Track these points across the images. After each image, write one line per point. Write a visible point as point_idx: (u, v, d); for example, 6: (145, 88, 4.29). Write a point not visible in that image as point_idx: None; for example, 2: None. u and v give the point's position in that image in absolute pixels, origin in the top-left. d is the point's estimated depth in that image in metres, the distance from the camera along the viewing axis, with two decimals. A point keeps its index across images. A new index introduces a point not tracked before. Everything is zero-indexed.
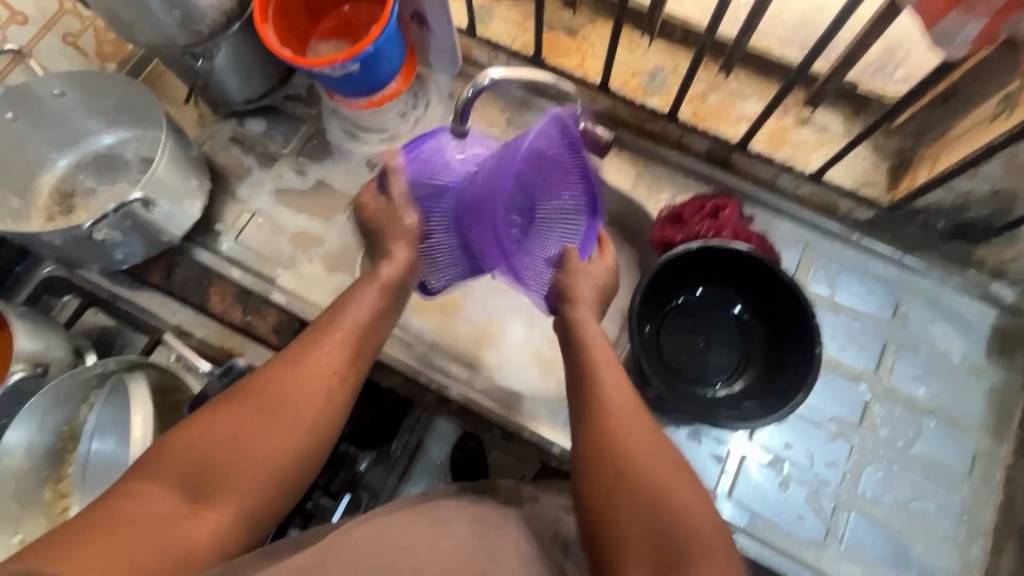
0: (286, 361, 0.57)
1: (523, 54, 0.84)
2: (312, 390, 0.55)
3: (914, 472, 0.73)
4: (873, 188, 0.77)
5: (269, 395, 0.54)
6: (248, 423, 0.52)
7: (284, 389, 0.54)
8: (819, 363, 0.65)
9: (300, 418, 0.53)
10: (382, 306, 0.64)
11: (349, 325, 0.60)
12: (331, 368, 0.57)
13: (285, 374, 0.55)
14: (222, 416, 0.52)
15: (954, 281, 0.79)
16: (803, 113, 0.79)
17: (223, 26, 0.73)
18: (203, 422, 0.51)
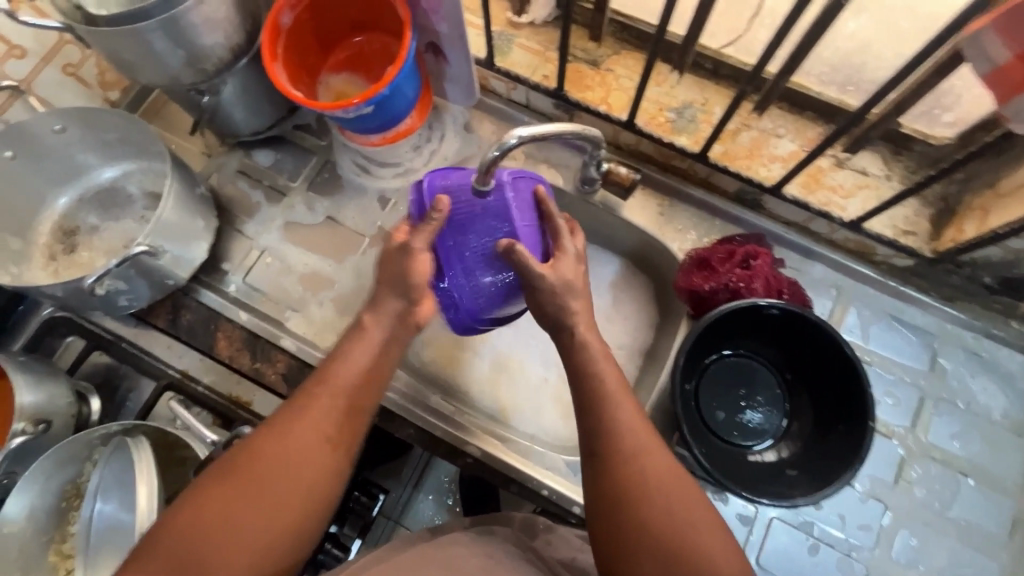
0: (276, 422, 0.52)
1: (544, 87, 0.80)
2: (302, 456, 0.51)
3: (950, 537, 0.70)
4: (914, 236, 0.73)
5: (252, 465, 0.50)
6: (235, 501, 0.48)
7: (269, 459, 0.50)
8: (872, 437, 0.62)
9: (289, 491, 0.50)
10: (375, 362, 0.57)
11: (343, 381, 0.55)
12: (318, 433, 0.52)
13: (278, 437, 0.51)
14: (211, 495, 0.48)
15: (997, 333, 0.75)
16: (841, 154, 0.75)
17: (230, 62, 0.70)
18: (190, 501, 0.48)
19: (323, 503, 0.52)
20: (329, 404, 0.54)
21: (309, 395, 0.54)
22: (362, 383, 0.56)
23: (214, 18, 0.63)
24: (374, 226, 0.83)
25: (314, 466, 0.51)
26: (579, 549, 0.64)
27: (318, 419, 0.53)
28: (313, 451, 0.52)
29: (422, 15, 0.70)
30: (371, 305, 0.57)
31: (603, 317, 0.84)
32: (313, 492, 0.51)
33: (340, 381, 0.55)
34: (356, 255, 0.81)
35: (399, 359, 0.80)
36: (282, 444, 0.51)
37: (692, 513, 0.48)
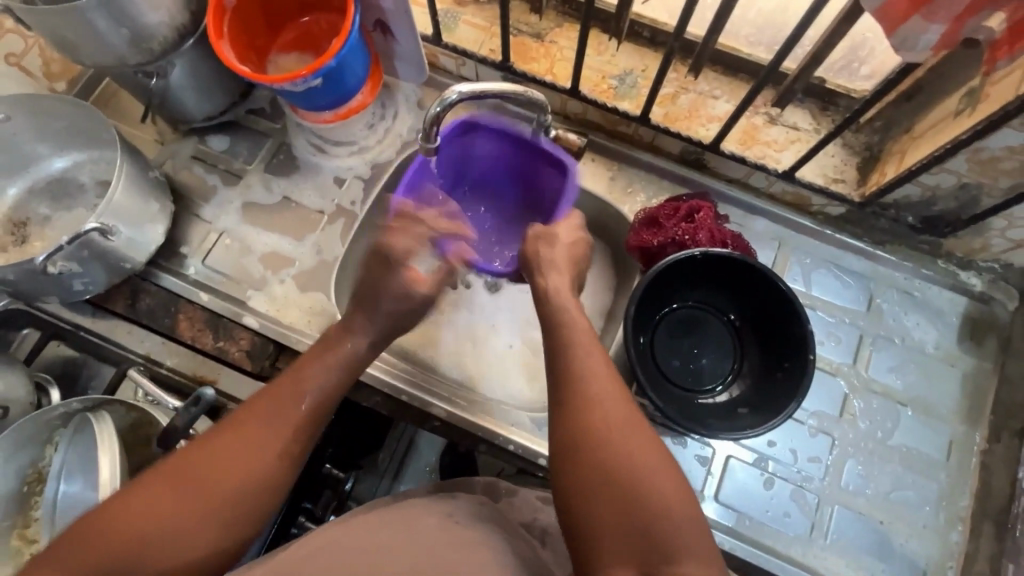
0: (235, 428, 0.53)
1: (490, 60, 0.82)
2: (254, 467, 0.52)
3: (894, 463, 0.75)
4: (843, 184, 0.78)
5: (205, 471, 0.50)
6: (182, 502, 0.48)
7: (222, 467, 0.50)
8: (811, 370, 0.66)
9: (236, 499, 0.50)
10: (337, 380, 0.61)
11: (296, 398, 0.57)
12: (275, 447, 0.53)
13: (223, 444, 0.52)
14: (154, 495, 0.47)
15: (926, 272, 0.80)
16: (772, 111, 0.79)
17: (177, 42, 0.71)
18: (134, 494, 0.47)
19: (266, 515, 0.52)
20: (288, 417, 0.55)
21: (269, 406, 0.55)
22: (322, 399, 0.59)
23: None
24: (333, 203, 0.84)
25: (264, 479, 0.52)
26: (539, 508, 0.66)
27: (277, 430, 0.54)
28: (265, 462, 0.52)
29: None
30: (350, 328, 0.64)
31: None
32: (260, 498, 0.52)
33: (299, 395, 0.57)
34: (316, 232, 0.83)
35: None
36: (228, 452, 0.51)
37: (659, 485, 0.47)
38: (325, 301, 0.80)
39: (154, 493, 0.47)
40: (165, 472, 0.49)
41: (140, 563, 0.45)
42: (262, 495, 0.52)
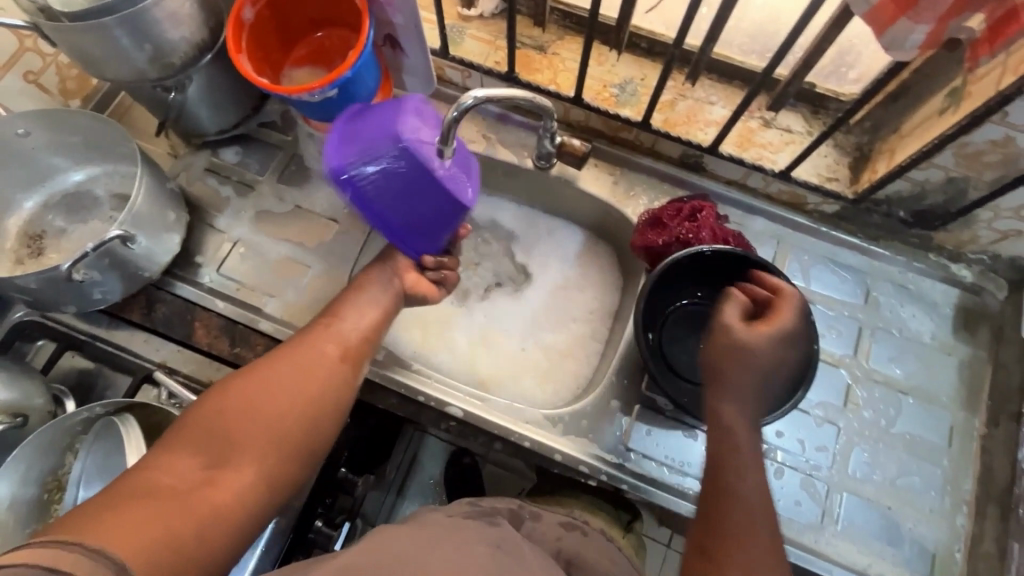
0: (294, 346, 0.62)
1: (496, 71, 0.86)
2: (316, 367, 0.61)
3: (899, 450, 0.77)
4: (837, 182, 0.81)
5: (277, 377, 0.58)
6: (260, 397, 0.56)
7: (291, 373, 0.59)
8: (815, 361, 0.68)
9: (305, 391, 0.59)
10: (379, 307, 0.70)
11: (336, 333, 0.65)
12: (331, 353, 0.63)
13: (277, 370, 0.59)
14: (236, 394, 0.56)
15: (918, 265, 0.84)
16: (767, 115, 0.83)
17: (195, 57, 0.73)
18: (216, 397, 0.56)
19: (336, 404, 0.61)
20: (337, 333, 0.65)
21: (319, 328, 0.65)
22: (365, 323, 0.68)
23: (178, 14, 0.67)
24: (344, 211, 0.86)
25: (327, 375, 0.61)
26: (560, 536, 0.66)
27: (330, 342, 0.64)
28: (325, 362, 0.62)
29: (378, 7, 0.75)
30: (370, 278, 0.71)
31: (570, 286, 0.90)
32: (326, 391, 0.60)
33: (346, 323, 0.66)
34: (328, 240, 0.84)
35: None
36: (293, 367, 0.60)
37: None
38: None
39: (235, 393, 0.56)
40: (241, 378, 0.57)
41: (238, 441, 0.53)
42: (330, 406, 0.60)
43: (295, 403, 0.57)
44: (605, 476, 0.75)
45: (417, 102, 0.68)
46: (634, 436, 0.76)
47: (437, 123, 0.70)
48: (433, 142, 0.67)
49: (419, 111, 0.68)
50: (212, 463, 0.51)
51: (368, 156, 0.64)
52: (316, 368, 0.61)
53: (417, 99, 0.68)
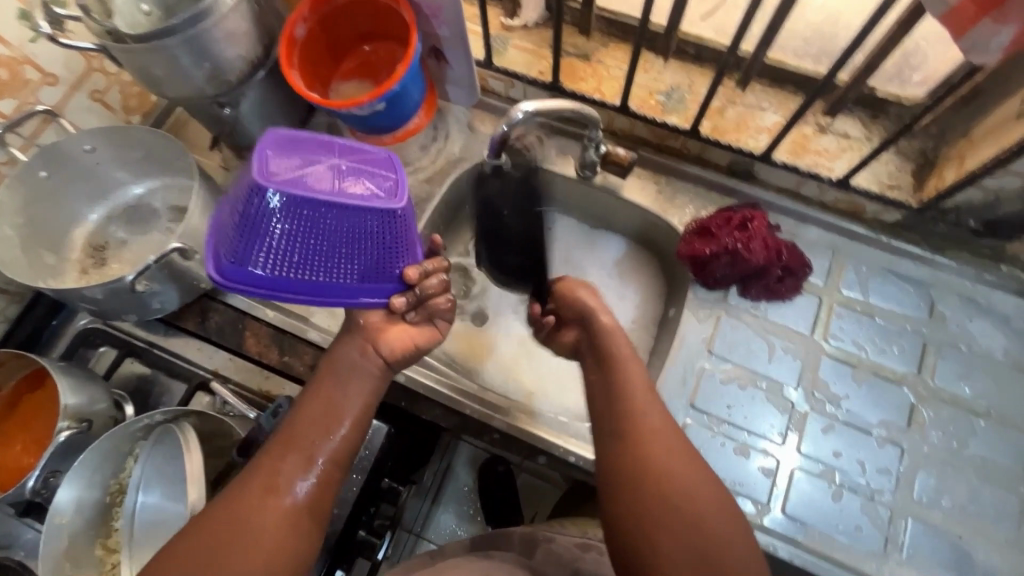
0: (255, 475, 0.57)
1: (540, 81, 0.85)
2: (269, 506, 0.55)
3: (968, 474, 0.72)
4: (899, 190, 0.77)
5: (237, 518, 0.53)
6: (222, 545, 0.52)
7: (253, 511, 0.54)
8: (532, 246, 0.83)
9: (263, 531, 0.54)
10: (352, 412, 0.63)
11: (305, 450, 0.59)
12: (289, 483, 0.57)
13: (227, 511, 0.54)
14: (194, 550, 0.51)
15: (988, 277, 0.79)
16: (822, 120, 0.80)
17: (249, 74, 0.75)
18: (174, 555, 0.51)
19: (302, 543, 0.56)
20: (298, 451, 0.59)
21: (280, 448, 0.59)
22: (326, 428, 0.61)
23: (234, 32, 0.69)
24: None
25: (288, 512, 0.56)
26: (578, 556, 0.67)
27: (293, 463, 0.58)
28: (288, 496, 0.56)
29: (424, 20, 0.76)
30: (347, 365, 0.65)
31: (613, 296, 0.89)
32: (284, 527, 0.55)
33: (305, 434, 0.60)
34: None
35: None
36: (252, 506, 0.54)
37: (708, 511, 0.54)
38: None
39: (193, 548, 0.51)
40: (197, 523, 0.53)
41: None
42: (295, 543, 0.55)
43: (261, 548, 0.53)
44: None
45: (277, 148, 0.53)
46: None
47: (328, 150, 0.55)
48: (321, 179, 0.54)
49: (288, 157, 0.53)
50: None
51: (251, 250, 0.53)
52: (278, 506, 0.55)
53: (280, 135, 0.54)
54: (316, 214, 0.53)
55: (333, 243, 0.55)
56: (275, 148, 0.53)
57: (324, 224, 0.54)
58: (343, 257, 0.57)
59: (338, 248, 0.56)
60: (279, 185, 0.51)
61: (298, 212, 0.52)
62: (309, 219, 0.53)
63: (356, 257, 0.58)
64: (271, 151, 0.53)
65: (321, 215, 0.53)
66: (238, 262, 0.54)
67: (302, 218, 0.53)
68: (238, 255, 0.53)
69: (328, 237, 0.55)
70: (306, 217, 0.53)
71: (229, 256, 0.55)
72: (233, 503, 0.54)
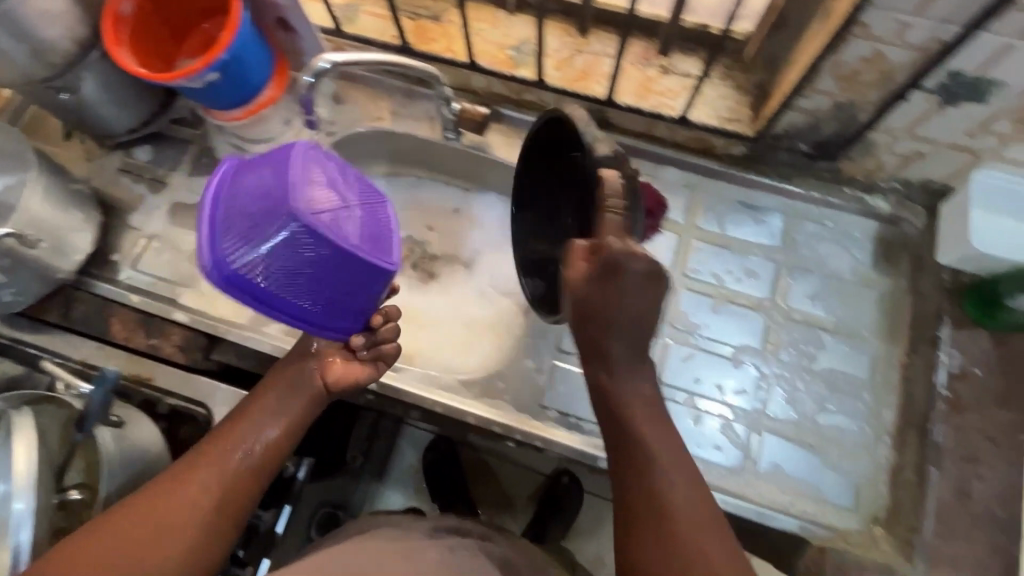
0: (181, 468, 0.54)
1: (391, 44, 0.86)
2: (190, 508, 0.52)
3: (819, 386, 0.75)
4: (738, 122, 0.80)
5: (157, 515, 0.51)
6: (136, 540, 0.49)
7: (177, 507, 0.52)
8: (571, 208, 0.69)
9: (181, 528, 0.51)
10: (289, 418, 0.60)
11: (237, 453, 0.57)
12: (216, 487, 0.54)
13: (147, 503, 0.52)
14: (107, 539, 0.49)
15: (832, 200, 0.82)
16: (663, 61, 0.82)
17: (80, 54, 0.74)
18: (82, 546, 0.48)
19: (219, 546, 0.54)
20: (230, 451, 0.56)
21: (212, 444, 0.56)
22: (260, 432, 0.58)
23: (48, 10, 0.68)
24: None
25: (207, 513, 0.53)
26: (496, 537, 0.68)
27: (220, 464, 0.55)
28: (213, 497, 0.54)
29: None
30: (299, 370, 0.62)
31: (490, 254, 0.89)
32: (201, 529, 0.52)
33: (239, 433, 0.58)
34: None
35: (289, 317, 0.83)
36: (175, 502, 0.52)
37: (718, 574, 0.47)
38: None
39: (104, 541, 0.49)
40: (117, 512, 0.51)
41: None
42: (210, 551, 0.53)
43: (172, 547, 0.51)
44: (518, 436, 0.74)
45: (305, 157, 0.52)
46: (551, 393, 0.76)
47: (343, 178, 0.54)
48: (340, 209, 0.52)
49: (320, 170, 0.52)
50: None
51: (240, 249, 0.51)
52: (203, 508, 0.53)
53: (307, 151, 0.53)
54: (338, 238, 0.51)
55: (308, 274, 0.52)
56: (308, 154, 0.53)
57: (331, 251, 0.51)
58: (311, 290, 0.53)
59: (316, 279, 0.52)
60: (303, 213, 0.50)
61: (302, 231, 0.50)
62: (306, 242, 0.50)
63: (323, 295, 0.53)
64: (301, 153, 0.52)
65: (320, 244, 0.51)
66: (231, 256, 0.51)
67: (306, 237, 0.50)
68: (234, 247, 0.51)
69: (307, 264, 0.51)
70: (299, 239, 0.50)
71: (226, 245, 0.51)
72: (160, 494, 0.52)
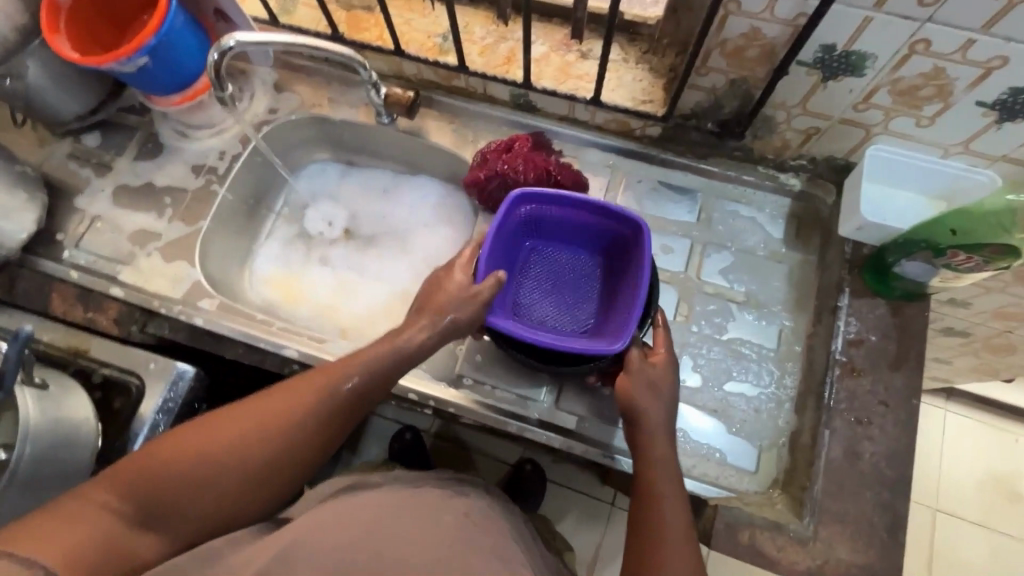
0: (269, 394, 0.60)
1: (325, 33, 0.90)
2: (274, 424, 0.58)
3: (725, 355, 0.78)
4: (651, 104, 0.83)
5: (251, 428, 0.58)
6: (218, 446, 0.56)
7: (250, 425, 0.58)
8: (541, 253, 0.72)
9: (259, 447, 0.57)
10: (387, 370, 0.64)
11: (349, 385, 0.61)
12: (291, 412, 0.59)
13: (248, 411, 0.59)
14: (186, 440, 0.56)
15: (747, 178, 0.85)
16: (582, 47, 0.85)
17: (21, 42, 0.78)
18: (200, 436, 0.57)
19: (297, 467, 0.60)
20: (318, 384, 0.61)
21: (307, 375, 0.62)
22: (377, 375, 0.63)
23: None
24: (197, 178, 0.91)
25: (282, 434, 0.59)
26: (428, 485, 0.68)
27: (307, 392, 0.60)
28: (291, 421, 0.59)
29: None
30: (413, 326, 0.65)
31: (425, 234, 0.96)
32: (294, 448, 0.59)
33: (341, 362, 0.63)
34: (180, 209, 0.89)
35: (235, 297, 0.90)
36: (256, 419, 0.58)
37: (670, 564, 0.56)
38: (188, 269, 0.85)
39: (193, 443, 0.56)
40: (203, 422, 0.58)
41: (167, 492, 0.54)
42: (293, 468, 0.60)
43: (238, 463, 0.57)
44: (433, 402, 0.77)
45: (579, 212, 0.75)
46: (468, 362, 0.79)
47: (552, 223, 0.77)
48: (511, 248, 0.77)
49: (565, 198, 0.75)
50: (138, 523, 0.53)
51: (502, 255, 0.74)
52: (275, 433, 0.58)
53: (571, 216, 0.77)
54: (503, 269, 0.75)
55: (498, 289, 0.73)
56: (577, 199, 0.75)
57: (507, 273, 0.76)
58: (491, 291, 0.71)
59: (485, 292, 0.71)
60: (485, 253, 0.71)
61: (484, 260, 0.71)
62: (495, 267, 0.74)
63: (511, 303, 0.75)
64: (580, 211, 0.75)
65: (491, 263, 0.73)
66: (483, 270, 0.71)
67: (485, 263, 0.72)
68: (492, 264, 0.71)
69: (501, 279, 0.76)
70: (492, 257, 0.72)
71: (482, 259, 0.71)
72: (250, 408, 0.59)
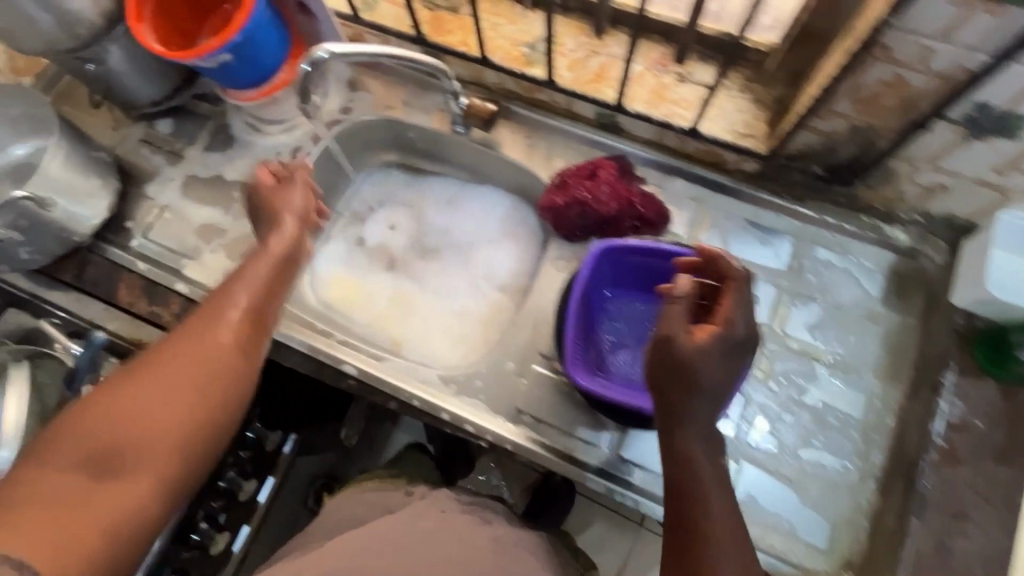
0: (171, 346, 0.51)
1: (407, 34, 0.85)
2: (205, 361, 0.51)
3: (806, 420, 0.73)
4: (752, 139, 0.77)
5: (173, 364, 0.50)
6: (145, 382, 0.48)
7: (172, 376, 0.49)
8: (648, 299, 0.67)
9: (193, 366, 0.50)
10: (273, 279, 0.59)
11: (240, 305, 0.55)
12: (224, 341, 0.52)
13: (150, 372, 0.49)
14: (89, 414, 0.46)
15: (848, 227, 0.78)
16: (681, 69, 0.79)
17: (106, 28, 0.76)
18: (100, 405, 0.47)
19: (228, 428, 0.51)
20: (229, 309, 0.54)
21: (202, 311, 0.54)
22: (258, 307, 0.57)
23: None
24: None
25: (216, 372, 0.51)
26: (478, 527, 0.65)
27: (225, 320, 0.54)
28: (222, 348, 0.52)
29: None
30: (276, 230, 0.63)
31: (488, 249, 0.91)
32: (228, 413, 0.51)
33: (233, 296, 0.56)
34: (247, 206, 0.88)
35: (289, 299, 0.86)
36: (186, 355, 0.50)
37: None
38: None
39: (100, 415, 0.46)
40: (94, 396, 0.47)
41: (91, 470, 0.44)
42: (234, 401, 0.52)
43: (186, 402, 0.48)
44: (490, 437, 0.75)
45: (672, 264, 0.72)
46: (529, 398, 0.76)
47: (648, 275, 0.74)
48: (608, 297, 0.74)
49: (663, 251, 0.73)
50: (99, 478, 0.44)
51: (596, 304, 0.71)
52: (215, 348, 0.52)
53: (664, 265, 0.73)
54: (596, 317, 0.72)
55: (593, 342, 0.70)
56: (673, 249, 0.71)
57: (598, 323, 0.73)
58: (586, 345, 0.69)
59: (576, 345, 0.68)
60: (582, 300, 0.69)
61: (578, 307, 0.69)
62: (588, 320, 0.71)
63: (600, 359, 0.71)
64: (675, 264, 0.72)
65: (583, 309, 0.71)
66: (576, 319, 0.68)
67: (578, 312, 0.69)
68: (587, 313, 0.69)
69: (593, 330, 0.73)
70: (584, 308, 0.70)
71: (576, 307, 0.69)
72: (154, 359, 0.50)
